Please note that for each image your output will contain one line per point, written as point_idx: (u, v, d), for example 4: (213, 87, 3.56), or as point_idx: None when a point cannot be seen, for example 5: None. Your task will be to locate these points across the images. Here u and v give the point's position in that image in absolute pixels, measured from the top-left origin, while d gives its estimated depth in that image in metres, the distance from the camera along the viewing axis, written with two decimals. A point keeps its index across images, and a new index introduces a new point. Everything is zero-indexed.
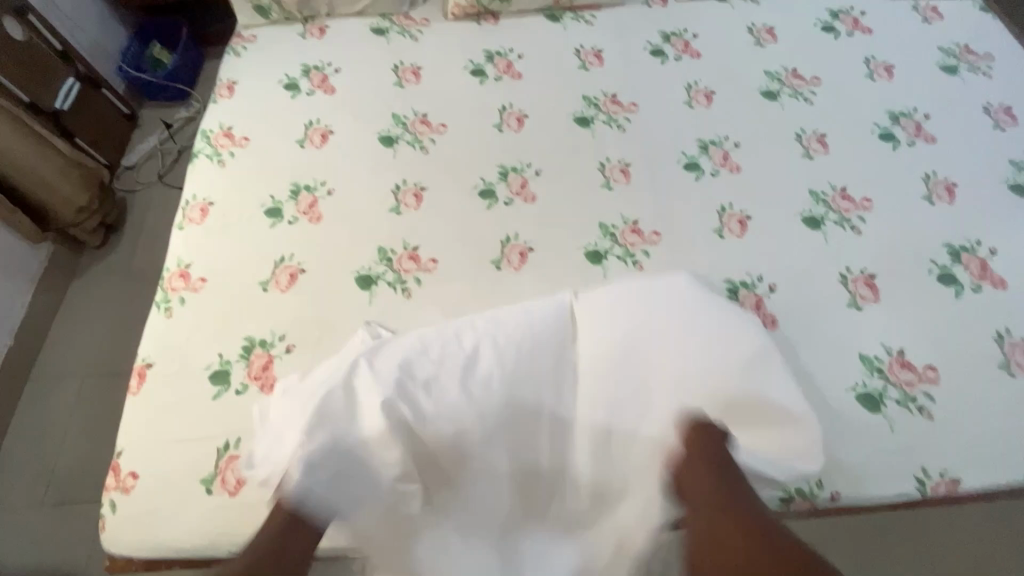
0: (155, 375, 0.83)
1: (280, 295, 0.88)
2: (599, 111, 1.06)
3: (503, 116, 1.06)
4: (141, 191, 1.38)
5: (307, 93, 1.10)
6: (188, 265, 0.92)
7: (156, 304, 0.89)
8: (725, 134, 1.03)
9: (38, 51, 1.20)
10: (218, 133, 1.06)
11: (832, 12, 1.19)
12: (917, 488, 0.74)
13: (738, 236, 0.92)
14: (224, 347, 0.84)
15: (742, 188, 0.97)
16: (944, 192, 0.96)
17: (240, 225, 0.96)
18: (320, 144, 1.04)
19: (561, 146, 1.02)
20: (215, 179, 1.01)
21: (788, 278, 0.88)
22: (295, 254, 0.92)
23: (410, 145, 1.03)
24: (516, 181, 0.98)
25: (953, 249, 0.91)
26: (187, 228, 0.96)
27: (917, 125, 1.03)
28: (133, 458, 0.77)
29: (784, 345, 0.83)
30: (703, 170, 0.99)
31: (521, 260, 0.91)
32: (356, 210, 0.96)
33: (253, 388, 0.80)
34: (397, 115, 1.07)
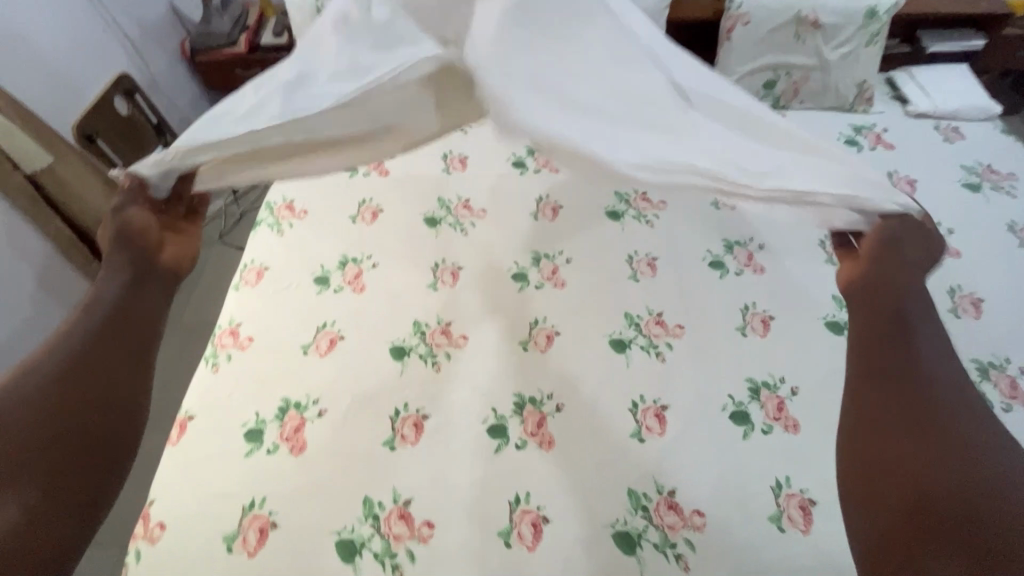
0: (195, 427, 0.88)
1: (319, 359, 0.94)
2: (629, 206, 1.14)
3: (540, 205, 1.14)
4: (202, 248, 1.51)
5: (364, 174, 1.22)
6: (239, 324, 1.00)
7: (205, 358, 0.96)
8: (750, 235, 1.08)
9: (137, 124, 1.38)
10: (280, 205, 1.17)
11: (855, 127, 1.26)
12: None
13: (761, 335, 0.94)
14: (260, 406, 0.89)
15: (766, 288, 1.00)
16: (970, 306, 0.97)
17: (290, 290, 1.04)
18: (370, 220, 1.14)
19: (592, 237, 1.09)
20: (272, 245, 1.11)
21: (811, 381, 0.89)
22: (337, 322, 0.99)
23: (451, 227, 1.12)
24: (548, 268, 1.04)
25: (981, 364, 0.90)
26: (242, 289, 1.05)
27: (942, 239, 1.06)
28: (163, 509, 0.80)
29: (806, 451, 0.82)
30: (728, 269, 1.03)
31: (547, 342, 0.94)
32: (397, 284, 1.04)
33: (283, 449, 0.84)
34: (442, 198, 1.17)
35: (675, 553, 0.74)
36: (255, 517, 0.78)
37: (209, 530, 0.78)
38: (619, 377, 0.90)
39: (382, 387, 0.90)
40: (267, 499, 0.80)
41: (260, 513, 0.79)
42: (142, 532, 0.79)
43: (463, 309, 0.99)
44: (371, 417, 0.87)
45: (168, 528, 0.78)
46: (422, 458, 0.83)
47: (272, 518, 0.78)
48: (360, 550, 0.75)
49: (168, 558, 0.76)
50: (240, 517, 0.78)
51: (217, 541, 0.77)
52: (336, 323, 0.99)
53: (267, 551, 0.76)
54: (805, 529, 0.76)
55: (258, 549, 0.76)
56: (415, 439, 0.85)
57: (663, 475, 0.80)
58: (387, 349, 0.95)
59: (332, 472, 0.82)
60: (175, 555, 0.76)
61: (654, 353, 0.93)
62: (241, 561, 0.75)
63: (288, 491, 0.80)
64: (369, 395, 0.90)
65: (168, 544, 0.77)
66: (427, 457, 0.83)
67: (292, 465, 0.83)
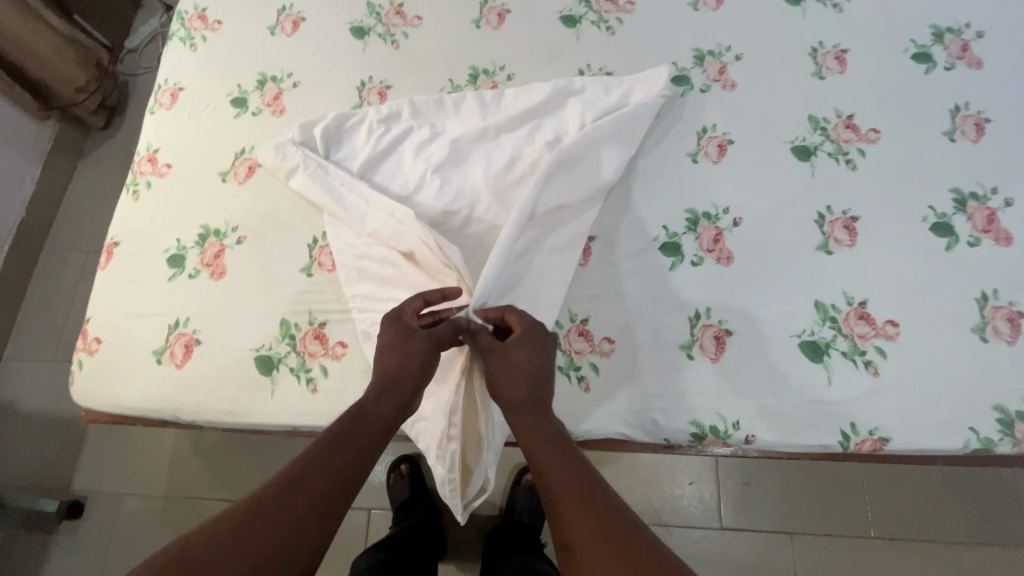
0: (122, 253, 0.88)
1: (221, 246, 0.86)
2: (590, 9, 0.96)
3: (483, 11, 0.98)
4: (142, 76, 1.41)
5: (254, 112, 0.94)
6: (156, 151, 0.94)
7: (126, 186, 0.93)
8: (728, 44, 0.91)
9: None
10: (192, 15, 1.03)
11: None
12: (839, 442, 0.71)
13: (714, 161, 0.84)
14: (181, 234, 0.88)
15: (732, 108, 0.87)
16: (971, 129, 0.83)
17: (206, 114, 0.95)
18: (291, 32, 0.99)
19: (540, 50, 0.94)
20: (185, 61, 1.00)
21: (757, 212, 0.81)
22: (255, 147, 0.92)
23: (381, 39, 0.98)
24: (485, 85, 0.93)
25: (960, 196, 0.79)
26: (157, 112, 0.97)
27: (964, 45, 0.87)
28: (98, 326, 0.85)
29: (732, 283, 0.78)
30: (693, 85, 0.89)
31: (466, 223, 0.84)
32: (318, 106, 0.94)
33: (204, 274, 0.85)
34: (372, 3, 1.00)
35: (578, 375, 0.76)
36: (180, 334, 0.82)
37: (140, 347, 0.82)
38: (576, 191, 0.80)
39: (304, 219, 0.87)
40: (190, 319, 0.82)
41: (185, 332, 0.82)
42: (82, 346, 0.84)
43: (387, 134, 0.88)
44: (394, 245, 0.79)
45: (104, 343, 0.84)
46: (430, 264, 0.77)
47: (196, 335, 0.82)
48: (278, 365, 0.79)
49: (106, 366, 0.82)
50: (167, 334, 0.82)
51: (147, 354, 0.82)
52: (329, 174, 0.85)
53: (191, 364, 0.80)
54: (714, 357, 0.75)
55: (185, 362, 0.81)
56: (323, 352, 0.79)
57: (578, 305, 0.79)
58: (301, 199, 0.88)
59: (247, 291, 0.83)
60: (110, 364, 0.82)
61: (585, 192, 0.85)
62: (169, 372, 0.80)
63: (208, 313, 0.83)
64: (294, 225, 0.87)
65: (104, 355, 0.83)
66: (433, 272, 0.77)
67: (213, 290, 0.84)
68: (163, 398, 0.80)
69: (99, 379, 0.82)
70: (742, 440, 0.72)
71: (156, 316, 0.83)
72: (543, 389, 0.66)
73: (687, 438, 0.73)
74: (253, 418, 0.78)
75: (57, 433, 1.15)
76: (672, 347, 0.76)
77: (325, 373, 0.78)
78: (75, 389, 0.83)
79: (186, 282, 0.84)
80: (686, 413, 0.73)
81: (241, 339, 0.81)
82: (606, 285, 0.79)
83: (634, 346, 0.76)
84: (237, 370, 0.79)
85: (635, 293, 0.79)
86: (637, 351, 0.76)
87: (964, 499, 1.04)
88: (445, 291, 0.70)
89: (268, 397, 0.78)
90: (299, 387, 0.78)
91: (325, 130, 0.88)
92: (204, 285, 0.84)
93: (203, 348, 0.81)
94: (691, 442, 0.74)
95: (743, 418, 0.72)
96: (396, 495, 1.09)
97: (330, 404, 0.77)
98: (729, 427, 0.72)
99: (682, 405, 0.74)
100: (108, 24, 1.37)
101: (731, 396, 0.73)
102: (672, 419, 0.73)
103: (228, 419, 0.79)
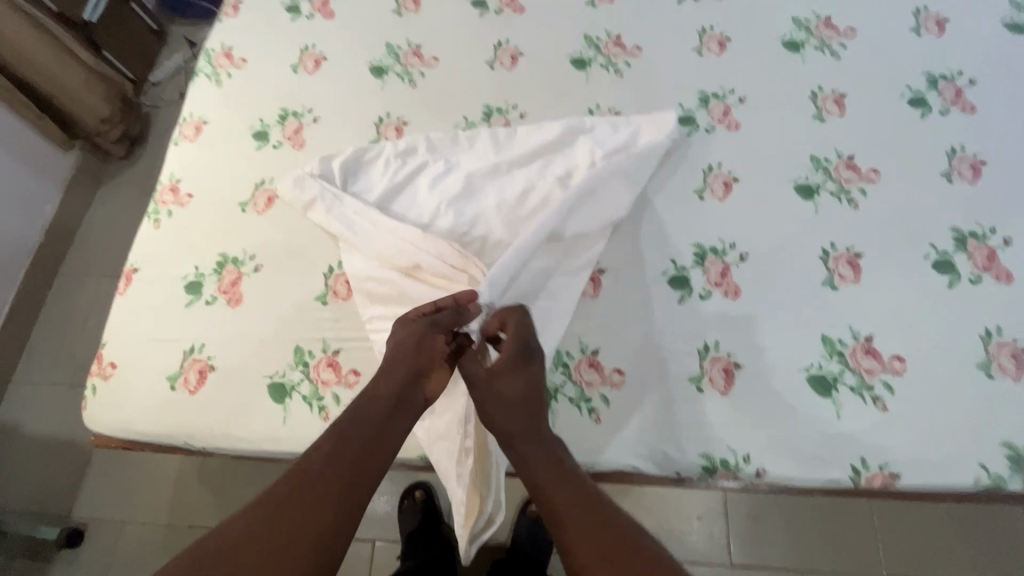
0: (140, 279, 0.90)
1: (239, 274, 0.88)
2: (599, 53, 1.00)
3: (497, 53, 1.02)
4: (165, 107, 1.46)
5: (275, 145, 0.98)
6: (179, 180, 0.97)
7: (147, 214, 0.96)
8: (731, 87, 0.95)
9: None
10: (219, 53, 1.08)
11: None
12: (850, 477, 0.71)
13: (720, 199, 0.87)
14: (199, 260, 0.90)
15: (737, 147, 0.91)
16: (968, 170, 0.86)
17: (229, 145, 0.99)
18: (312, 70, 1.04)
19: (552, 90, 0.98)
20: (210, 96, 1.04)
21: (764, 248, 0.83)
22: (275, 179, 0.95)
23: (399, 78, 1.02)
24: (498, 123, 0.97)
25: (960, 235, 0.82)
26: (181, 144, 1.00)
27: (958, 91, 0.91)
28: (113, 351, 0.86)
29: (740, 316, 0.79)
30: (698, 125, 0.93)
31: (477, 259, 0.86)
32: (337, 140, 0.98)
33: (221, 300, 0.86)
34: (391, 45, 1.05)
35: (589, 407, 0.76)
36: (195, 360, 0.83)
37: (154, 372, 0.83)
38: (586, 225, 0.82)
39: (320, 247, 0.89)
40: (205, 345, 0.84)
41: (200, 357, 0.83)
42: (97, 370, 0.85)
43: (403, 167, 0.91)
44: (406, 274, 0.81)
45: (118, 368, 0.84)
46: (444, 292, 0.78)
47: (210, 361, 0.83)
48: (291, 392, 0.80)
49: (119, 391, 0.83)
50: (182, 360, 0.83)
51: (161, 379, 0.83)
52: (346, 205, 0.88)
53: (204, 390, 0.81)
54: (723, 390, 0.76)
55: (199, 388, 0.81)
56: (336, 380, 0.80)
57: (589, 336, 0.80)
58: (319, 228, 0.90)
59: (261, 318, 0.85)
60: (124, 389, 0.83)
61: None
62: (183, 397, 0.81)
63: (224, 339, 0.84)
64: (309, 254, 0.89)
65: (118, 380, 0.84)
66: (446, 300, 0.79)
67: (229, 316, 0.85)
68: (175, 424, 0.80)
69: (113, 403, 0.83)
70: (753, 474, 0.72)
71: (172, 341, 0.84)
72: (538, 414, 0.67)
73: (698, 471, 0.73)
74: (264, 444, 0.78)
75: (61, 458, 1.15)
76: (682, 379, 0.77)
77: (337, 399, 0.79)
78: (87, 413, 0.83)
79: (204, 308, 0.86)
80: (697, 446, 0.74)
81: (255, 364, 0.82)
82: (617, 316, 0.81)
83: (644, 377, 0.77)
84: (250, 397, 0.80)
85: (645, 324, 0.80)
86: (647, 383, 0.77)
87: (975, 538, 1.02)
88: (456, 297, 0.72)
89: (281, 424, 0.78)
90: (312, 413, 0.79)
91: (344, 163, 0.91)
92: (221, 311, 0.85)
93: (217, 373, 0.82)
94: (701, 475, 0.74)
95: (753, 452, 0.73)
96: (405, 525, 1.08)
97: None
98: (740, 460, 0.73)
99: (692, 437, 0.74)
100: (135, 59, 1.43)
101: (742, 429, 0.74)
102: (683, 452, 0.74)
103: (240, 446, 0.79)
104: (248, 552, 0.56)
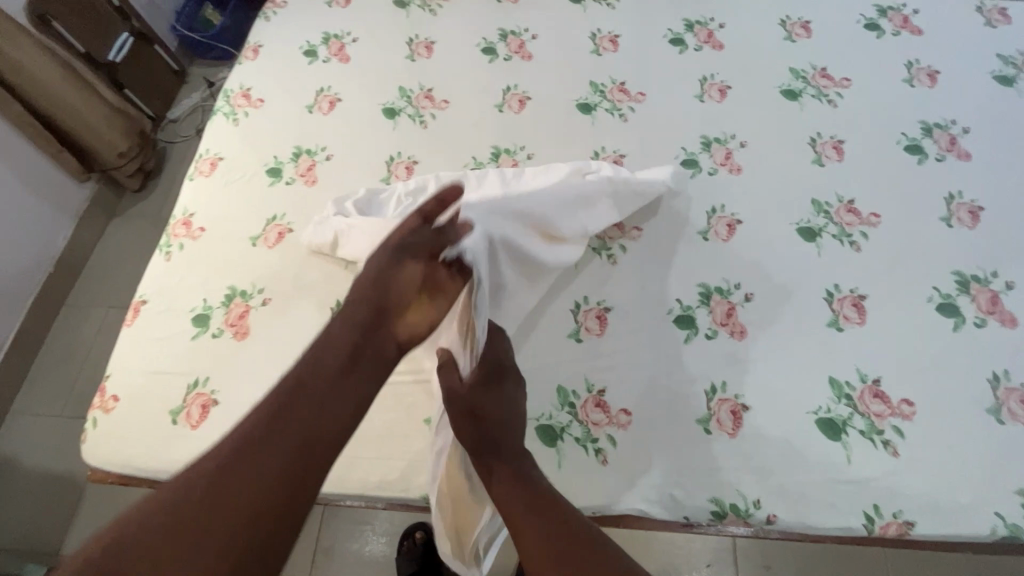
0: (148, 311, 0.90)
1: (246, 308, 0.88)
2: (604, 98, 1.04)
3: (505, 97, 1.06)
4: (180, 143, 1.51)
5: (287, 182, 1.00)
6: (192, 215, 0.99)
7: (159, 247, 0.97)
8: (732, 132, 0.98)
9: (96, 5, 1.30)
10: (237, 93, 1.12)
11: (879, 8, 1.09)
12: (863, 525, 0.69)
13: (724, 239, 0.88)
14: (208, 293, 0.91)
15: (739, 190, 0.93)
16: (967, 215, 0.87)
17: (243, 181, 1.01)
18: (327, 110, 1.08)
19: (558, 132, 1.01)
20: (227, 134, 1.07)
21: (768, 289, 0.84)
22: (286, 214, 0.97)
23: (410, 119, 1.06)
24: (507, 163, 1.00)
25: (963, 278, 0.82)
26: (196, 179, 1.03)
27: (952, 139, 0.94)
28: (117, 384, 0.85)
29: (746, 357, 0.79)
30: (701, 168, 0.95)
31: None
32: (349, 177, 1.00)
33: (227, 333, 0.86)
34: (403, 88, 1.09)
35: (595, 448, 0.75)
36: (198, 394, 0.82)
37: (157, 405, 0.83)
38: None
39: (328, 281, 0.90)
40: (210, 379, 0.83)
41: (203, 391, 0.82)
42: (99, 403, 0.85)
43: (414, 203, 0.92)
44: None
45: (121, 401, 0.84)
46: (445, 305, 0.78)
47: (214, 395, 0.82)
48: None
49: (121, 425, 0.82)
50: (185, 394, 0.83)
51: (163, 413, 0.82)
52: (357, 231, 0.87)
53: (206, 425, 0.80)
54: (732, 433, 0.75)
55: (200, 423, 0.80)
56: None
57: (595, 374, 0.80)
58: (330, 262, 0.92)
59: (266, 352, 0.85)
60: (126, 423, 0.82)
61: (608, 256, 0.89)
62: (184, 432, 0.80)
63: (229, 373, 0.84)
64: (318, 288, 0.90)
65: (120, 413, 0.83)
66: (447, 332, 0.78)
67: (234, 350, 0.85)
68: (175, 459, 0.79)
69: (113, 438, 0.82)
70: (764, 520, 0.70)
71: (176, 375, 0.84)
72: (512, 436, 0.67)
73: (707, 516, 0.71)
74: None
75: (53, 494, 1.12)
76: (689, 420, 0.76)
77: None
78: (86, 448, 0.82)
79: (210, 341, 0.86)
80: (706, 489, 0.72)
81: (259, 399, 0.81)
82: (623, 355, 0.81)
83: (652, 418, 0.77)
84: None
85: (652, 363, 0.80)
86: (655, 424, 0.76)
87: None
88: (436, 204, 0.74)
89: None
90: None
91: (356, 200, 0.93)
92: (227, 344, 0.86)
93: (220, 408, 0.81)
94: (711, 520, 0.72)
95: (763, 496, 0.71)
96: (404, 567, 1.05)
97: (345, 468, 0.77)
98: (750, 506, 0.71)
99: (700, 480, 0.73)
100: (154, 97, 1.48)
101: (752, 472, 0.73)
102: (692, 496, 0.72)
103: None
104: (211, 489, 0.54)
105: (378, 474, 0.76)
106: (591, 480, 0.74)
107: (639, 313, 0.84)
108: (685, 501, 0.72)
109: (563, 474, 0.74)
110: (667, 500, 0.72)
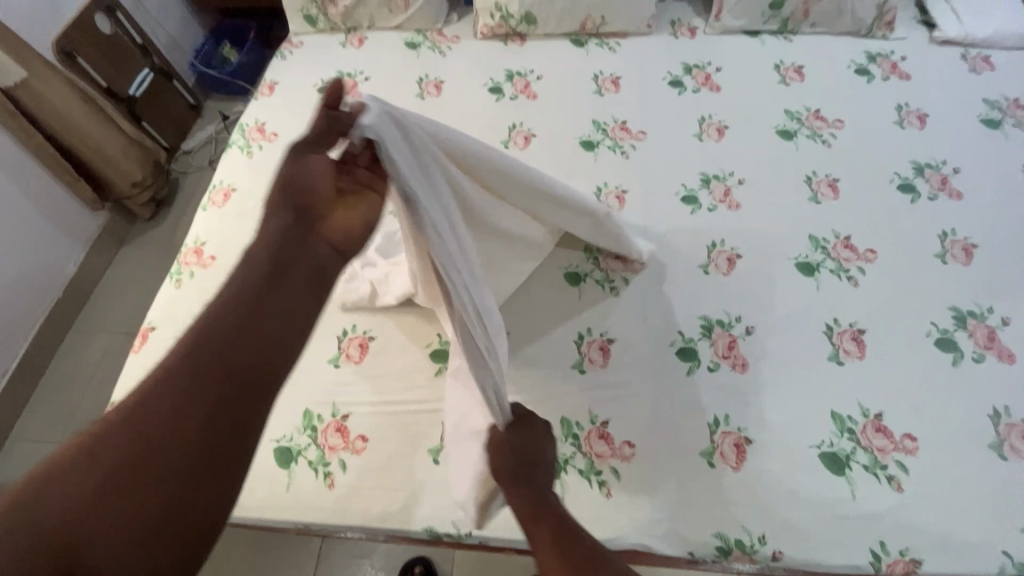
0: (156, 338, 0.91)
1: None
2: (606, 136, 1.08)
3: (511, 133, 1.10)
4: (192, 174, 1.55)
5: None
6: (203, 243, 1.01)
7: (170, 275, 0.99)
8: (731, 169, 1.02)
9: (120, 43, 1.37)
10: (252, 127, 1.16)
11: (869, 55, 1.14)
12: (870, 563, 0.68)
13: (724, 273, 0.90)
14: None
15: (738, 225, 0.95)
16: (960, 252, 0.90)
17: (255, 211, 1.04)
18: None
19: (562, 168, 1.05)
20: (241, 167, 1.10)
21: (769, 322, 0.85)
22: None
23: None
24: None
25: (959, 314, 0.84)
26: (209, 209, 1.05)
27: (944, 179, 0.97)
28: None
29: (748, 390, 0.80)
30: (701, 204, 0.98)
31: None
32: None
33: None
34: None
35: (599, 480, 0.75)
36: None
37: None
38: None
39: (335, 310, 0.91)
40: None
41: None
42: None
43: None
44: None
45: None
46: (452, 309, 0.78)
47: None
48: (297, 457, 0.79)
49: None
50: None
51: None
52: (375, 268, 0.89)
53: None
54: (735, 466, 0.75)
55: None
56: (343, 445, 0.79)
57: (599, 406, 0.80)
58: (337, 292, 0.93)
59: None
60: None
61: (611, 288, 0.90)
62: None
63: None
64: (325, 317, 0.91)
65: None
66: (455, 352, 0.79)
67: None
68: None
69: None
70: (769, 557, 0.70)
71: None
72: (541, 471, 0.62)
73: (712, 552, 0.71)
74: (265, 511, 0.76)
75: None
76: (692, 452, 0.76)
77: (342, 466, 0.78)
78: None
79: None
80: (710, 524, 0.72)
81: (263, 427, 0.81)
82: (626, 386, 0.82)
83: (656, 450, 0.77)
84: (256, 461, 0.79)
85: (654, 394, 0.80)
86: (658, 456, 0.76)
87: None
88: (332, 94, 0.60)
89: (284, 491, 0.77)
90: (316, 480, 0.77)
91: None
92: None
93: None
94: (716, 556, 0.71)
95: (769, 532, 0.71)
96: None
97: (347, 498, 0.76)
98: (755, 541, 0.70)
99: (704, 513, 0.72)
100: (170, 129, 1.53)
101: (756, 506, 0.72)
102: (697, 530, 0.72)
103: (242, 513, 0.77)
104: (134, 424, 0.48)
105: (379, 505, 0.76)
106: (595, 513, 0.73)
107: (642, 346, 0.85)
108: (690, 535, 0.71)
109: (567, 508, 0.73)
110: (671, 535, 0.72)
